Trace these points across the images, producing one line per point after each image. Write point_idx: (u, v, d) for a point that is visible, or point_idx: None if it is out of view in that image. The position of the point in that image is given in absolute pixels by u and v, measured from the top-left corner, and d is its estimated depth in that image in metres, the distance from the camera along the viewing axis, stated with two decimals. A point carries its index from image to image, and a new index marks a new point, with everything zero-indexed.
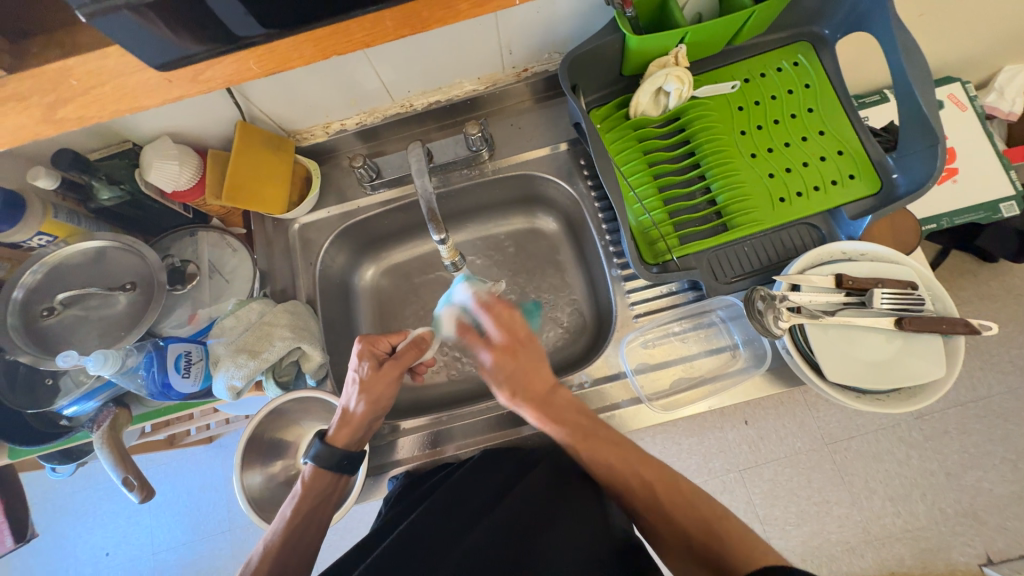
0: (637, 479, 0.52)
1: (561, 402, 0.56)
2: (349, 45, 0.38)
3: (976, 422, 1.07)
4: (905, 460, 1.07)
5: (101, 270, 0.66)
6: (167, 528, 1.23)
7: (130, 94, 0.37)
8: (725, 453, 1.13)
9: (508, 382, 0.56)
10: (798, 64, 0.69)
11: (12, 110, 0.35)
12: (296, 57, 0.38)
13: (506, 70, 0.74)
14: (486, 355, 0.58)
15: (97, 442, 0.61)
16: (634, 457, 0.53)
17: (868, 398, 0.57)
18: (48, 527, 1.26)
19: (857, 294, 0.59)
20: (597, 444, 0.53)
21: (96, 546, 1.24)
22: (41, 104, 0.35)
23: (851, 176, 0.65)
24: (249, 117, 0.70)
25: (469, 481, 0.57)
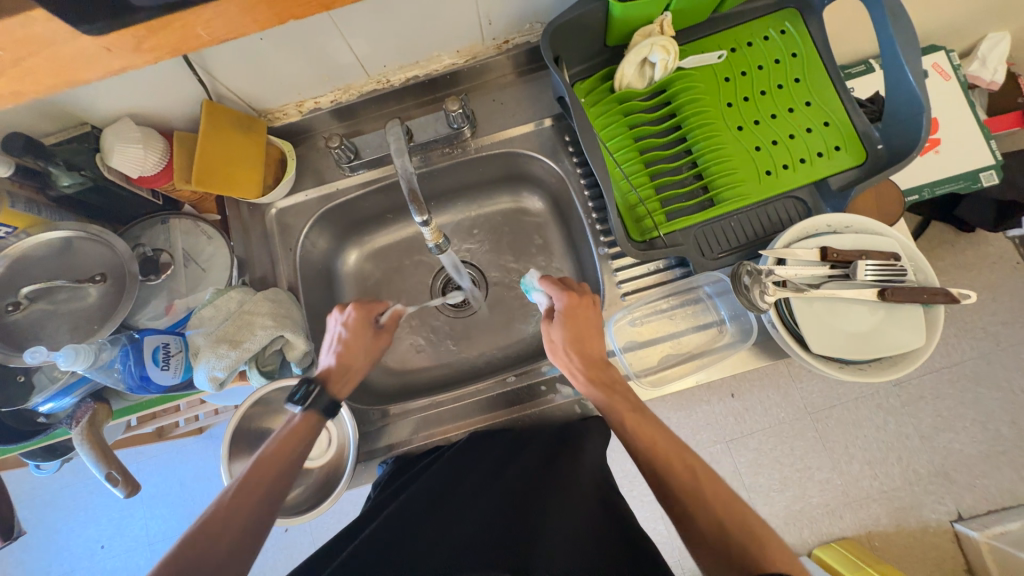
0: (683, 466, 0.52)
1: (608, 373, 0.60)
2: (308, 9, 0.35)
3: (951, 387, 1.10)
4: (883, 425, 1.11)
5: (68, 262, 0.63)
6: (161, 519, 1.23)
7: (64, 67, 0.34)
8: (712, 425, 1.16)
9: (577, 338, 0.60)
10: (785, 32, 0.68)
11: None
12: (250, 22, 0.35)
13: (486, 42, 0.71)
14: (564, 297, 0.62)
15: (76, 439, 0.60)
16: (680, 446, 0.54)
17: (851, 367, 0.58)
18: (38, 523, 1.24)
19: (842, 266, 0.59)
20: (639, 418, 0.56)
21: (89, 540, 1.23)
22: None
23: (836, 148, 0.65)
24: (215, 97, 0.66)
25: (457, 463, 0.59)
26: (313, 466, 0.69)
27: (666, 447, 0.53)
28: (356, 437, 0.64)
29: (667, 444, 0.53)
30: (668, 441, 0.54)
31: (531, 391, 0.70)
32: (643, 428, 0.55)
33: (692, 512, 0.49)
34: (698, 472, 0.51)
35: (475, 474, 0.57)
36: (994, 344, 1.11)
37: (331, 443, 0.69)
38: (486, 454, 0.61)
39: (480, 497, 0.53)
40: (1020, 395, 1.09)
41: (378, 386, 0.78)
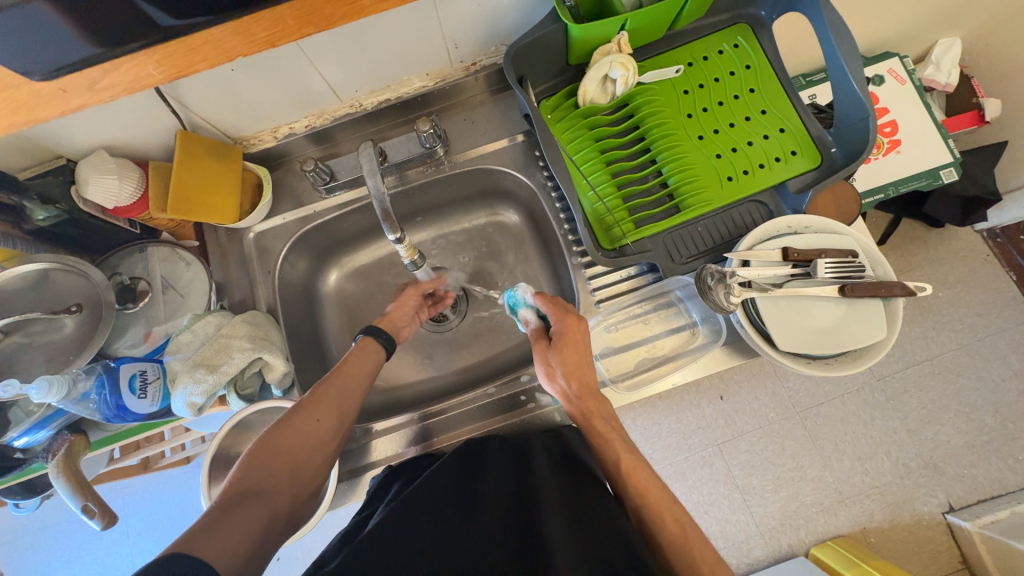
0: (672, 520, 0.54)
1: (603, 407, 0.61)
2: (252, 45, 0.41)
3: (932, 379, 1.13)
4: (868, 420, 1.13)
5: (44, 294, 0.63)
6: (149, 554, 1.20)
7: (28, 104, 0.41)
8: (703, 429, 1.16)
9: (574, 364, 0.61)
10: (738, 46, 0.71)
11: None
12: (199, 59, 0.41)
13: (455, 65, 0.74)
14: (563, 318, 0.63)
15: (51, 472, 0.59)
16: (667, 497, 0.55)
17: (818, 363, 0.60)
18: (20, 566, 1.20)
19: (803, 265, 0.61)
20: (634, 465, 0.57)
21: None
22: None
23: (793, 153, 0.68)
24: (190, 126, 0.68)
25: (470, 467, 0.58)
26: None
27: (656, 496, 0.56)
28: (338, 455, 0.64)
29: (659, 496, 0.55)
30: (659, 492, 0.56)
31: (513, 401, 0.71)
32: (639, 477, 0.57)
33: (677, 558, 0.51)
34: (681, 523, 0.54)
35: (488, 476, 0.56)
36: (970, 334, 1.14)
37: None
38: (493, 457, 0.60)
39: (493, 500, 0.52)
40: (1000, 384, 1.11)
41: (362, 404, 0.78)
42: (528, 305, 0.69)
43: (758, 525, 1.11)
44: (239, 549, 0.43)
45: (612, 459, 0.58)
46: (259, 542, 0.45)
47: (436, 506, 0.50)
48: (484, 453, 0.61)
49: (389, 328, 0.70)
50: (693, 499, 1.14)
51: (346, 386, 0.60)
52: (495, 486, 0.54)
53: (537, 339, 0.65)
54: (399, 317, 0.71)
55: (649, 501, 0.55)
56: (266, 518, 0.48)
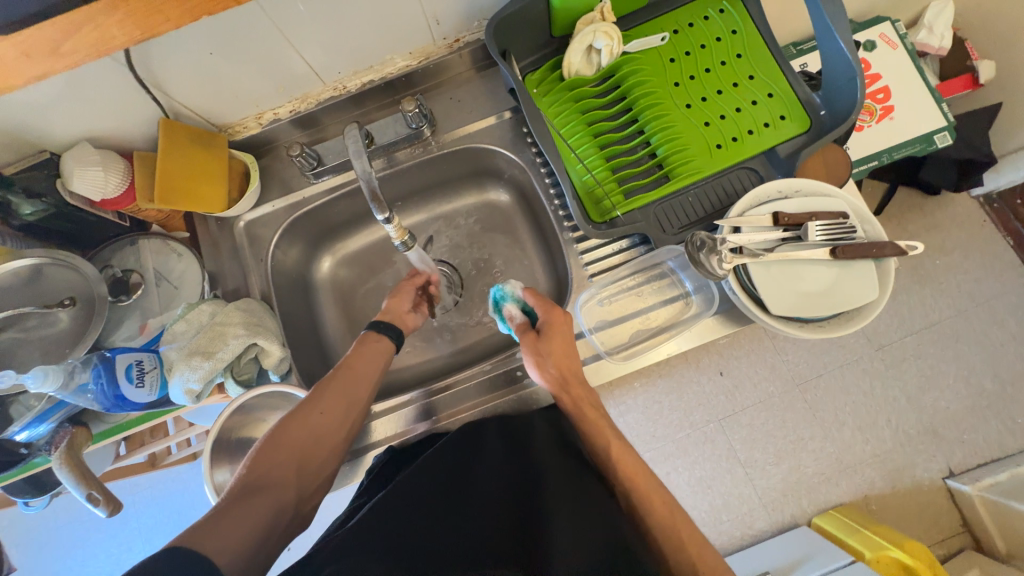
0: (660, 504, 0.54)
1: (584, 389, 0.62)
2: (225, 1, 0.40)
3: (931, 346, 1.13)
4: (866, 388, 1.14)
5: (36, 289, 0.64)
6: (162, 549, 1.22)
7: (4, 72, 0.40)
8: (704, 405, 1.17)
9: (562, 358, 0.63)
10: (724, 11, 0.70)
11: None
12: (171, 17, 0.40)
13: (438, 42, 0.73)
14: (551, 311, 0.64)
15: (57, 464, 0.60)
16: (656, 485, 0.56)
17: (811, 326, 0.60)
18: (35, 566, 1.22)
19: (794, 230, 0.61)
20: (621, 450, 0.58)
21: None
22: None
23: (781, 117, 0.67)
24: (173, 114, 0.67)
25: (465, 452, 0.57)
26: None
27: (646, 483, 0.56)
28: None
29: (649, 483, 0.56)
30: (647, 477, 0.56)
31: (510, 377, 0.72)
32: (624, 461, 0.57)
33: (665, 548, 0.52)
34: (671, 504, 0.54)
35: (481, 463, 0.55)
36: (968, 300, 1.14)
37: None
38: (491, 440, 0.60)
39: (488, 489, 0.51)
40: (998, 348, 1.11)
41: None
42: (514, 299, 0.69)
43: (760, 498, 1.12)
44: (242, 543, 0.44)
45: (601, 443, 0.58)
46: (266, 532, 0.47)
47: (429, 505, 0.48)
48: (481, 436, 0.61)
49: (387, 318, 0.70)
50: (695, 474, 1.15)
51: (352, 379, 0.62)
52: (489, 474, 0.53)
53: (523, 333, 0.66)
54: (396, 307, 0.71)
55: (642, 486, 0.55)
56: (273, 512, 0.49)
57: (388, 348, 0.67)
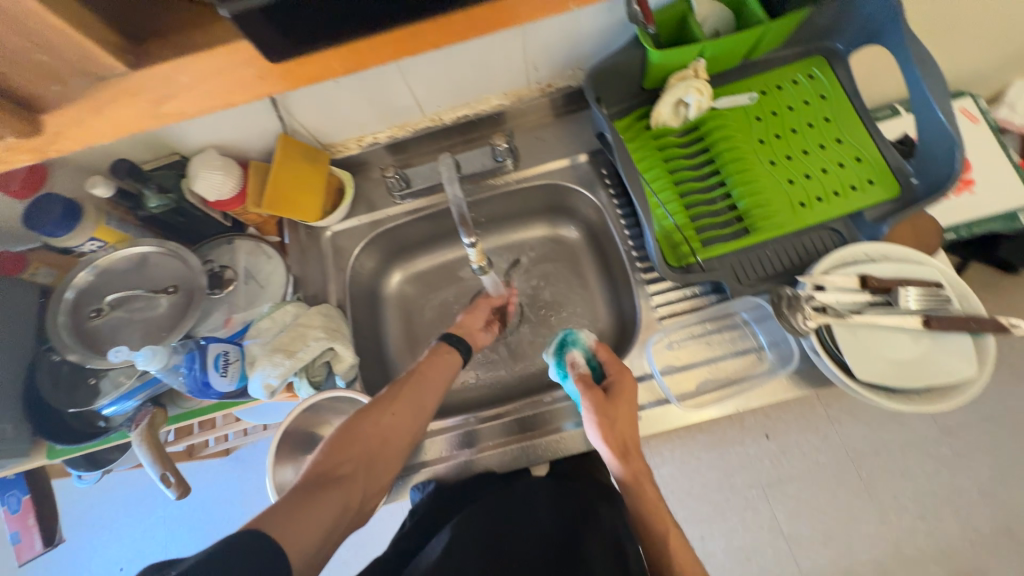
0: None
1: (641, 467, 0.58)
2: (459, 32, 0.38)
3: (1011, 437, 1.03)
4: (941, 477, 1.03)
5: (146, 275, 0.70)
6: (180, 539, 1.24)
7: (227, 91, 0.36)
8: (747, 468, 1.11)
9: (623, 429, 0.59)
10: (813, 77, 0.72)
11: (125, 104, 0.36)
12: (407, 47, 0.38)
13: (532, 86, 0.78)
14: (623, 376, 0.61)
15: (137, 440, 0.63)
16: None
17: (900, 397, 0.57)
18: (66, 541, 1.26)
19: (883, 294, 0.59)
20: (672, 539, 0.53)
21: (110, 561, 1.24)
22: (151, 99, 0.36)
23: (869, 182, 0.67)
24: (290, 131, 0.74)
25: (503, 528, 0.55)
26: None
27: None
28: None
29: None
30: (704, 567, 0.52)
31: (538, 420, 0.69)
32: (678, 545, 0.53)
33: None
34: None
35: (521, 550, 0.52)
36: None
37: None
38: (539, 511, 0.58)
39: None
40: None
41: None
42: (582, 347, 0.66)
43: None
44: (307, 543, 0.46)
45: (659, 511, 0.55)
46: (329, 530, 0.49)
47: None
48: (532, 501, 0.59)
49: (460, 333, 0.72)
50: (733, 543, 1.07)
51: (423, 386, 0.62)
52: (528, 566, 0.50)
53: (587, 388, 0.61)
54: (470, 325, 0.74)
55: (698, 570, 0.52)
56: (339, 510, 0.51)
57: (455, 361, 0.67)
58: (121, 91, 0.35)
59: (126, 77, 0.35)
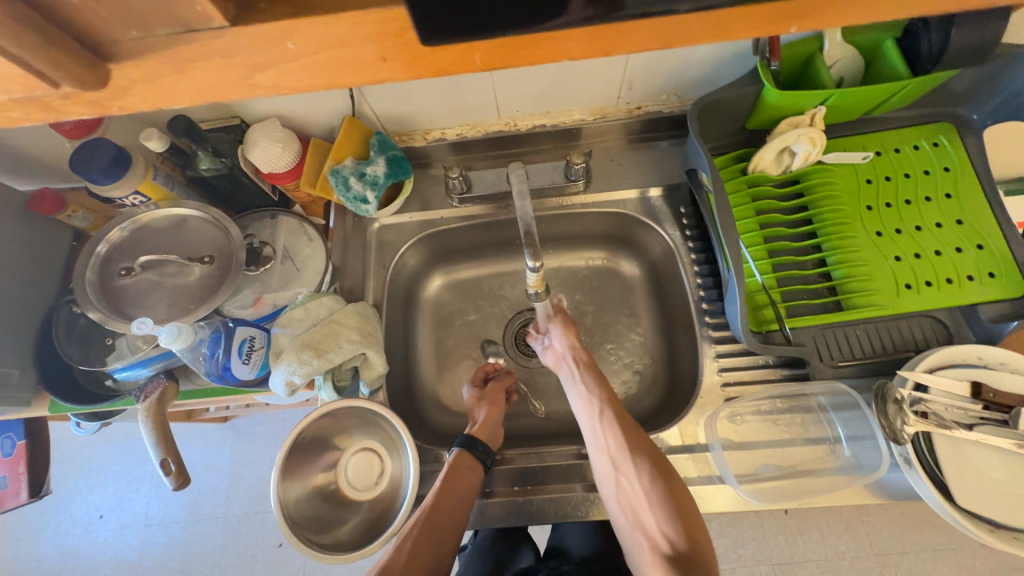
0: None
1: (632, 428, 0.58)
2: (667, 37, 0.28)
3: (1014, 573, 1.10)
4: (904, 555, 1.14)
5: (182, 239, 0.65)
6: (213, 484, 1.39)
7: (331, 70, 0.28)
8: (757, 540, 1.20)
9: (625, 439, 0.56)
10: (938, 144, 0.65)
11: (205, 67, 0.27)
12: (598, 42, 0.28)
13: (619, 105, 0.72)
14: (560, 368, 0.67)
15: (142, 415, 0.59)
16: None
17: (1005, 534, 0.48)
18: (117, 466, 1.43)
19: (999, 410, 0.51)
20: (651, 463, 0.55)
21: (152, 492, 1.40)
22: (239, 64, 0.27)
23: (990, 274, 0.59)
24: (356, 113, 0.69)
25: None
26: (361, 499, 0.60)
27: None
28: (416, 457, 0.57)
29: None
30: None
31: (568, 473, 0.62)
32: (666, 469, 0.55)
33: None
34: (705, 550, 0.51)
35: None
36: None
37: (384, 476, 0.61)
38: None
39: None
40: None
41: (435, 422, 0.74)
42: (352, 193, 0.67)
43: None
44: None
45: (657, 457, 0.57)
46: None
47: None
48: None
49: (486, 438, 0.64)
50: None
51: (444, 519, 0.55)
52: None
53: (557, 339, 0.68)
54: (495, 417, 0.67)
55: (681, 516, 0.52)
56: None
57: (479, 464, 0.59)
58: (201, 50, 0.26)
59: (212, 34, 0.26)
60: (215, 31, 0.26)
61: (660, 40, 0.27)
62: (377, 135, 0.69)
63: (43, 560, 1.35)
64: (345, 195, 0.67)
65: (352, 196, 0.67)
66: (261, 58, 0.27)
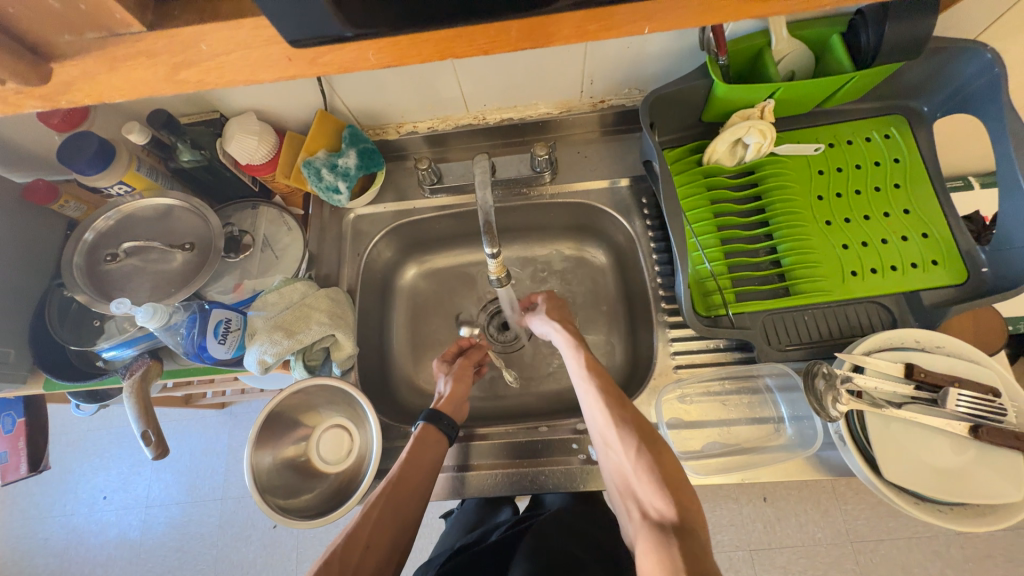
0: None
1: (624, 407, 0.56)
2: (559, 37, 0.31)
3: (989, 563, 1.10)
4: (879, 542, 1.16)
5: (166, 227, 0.69)
6: (209, 467, 1.44)
7: (251, 69, 0.31)
8: (736, 526, 1.22)
9: (612, 415, 0.56)
10: (889, 136, 0.66)
11: (140, 66, 0.30)
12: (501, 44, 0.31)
13: (583, 99, 0.75)
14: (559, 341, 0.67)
15: (126, 391, 0.63)
16: None
17: (929, 506, 0.51)
18: (118, 449, 1.48)
19: (929, 390, 0.54)
20: (640, 438, 0.54)
21: (152, 475, 1.46)
22: (168, 63, 0.30)
23: (933, 262, 0.61)
24: (330, 107, 0.72)
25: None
26: (329, 471, 0.64)
27: None
28: (379, 432, 0.60)
29: None
30: (685, 553, 0.44)
31: (529, 448, 0.66)
32: (655, 444, 0.53)
33: None
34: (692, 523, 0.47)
35: None
36: None
37: (352, 450, 0.65)
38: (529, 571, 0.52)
39: None
40: None
41: (407, 404, 0.78)
42: (322, 186, 0.71)
43: None
44: None
45: (651, 431, 0.55)
46: None
47: None
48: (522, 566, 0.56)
49: (451, 411, 0.67)
50: None
51: (406, 495, 0.58)
52: None
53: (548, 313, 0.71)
54: (460, 394, 0.70)
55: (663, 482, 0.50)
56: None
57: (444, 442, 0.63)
58: (133, 51, 0.30)
59: (139, 38, 0.29)
60: (147, 35, 0.30)
61: (534, 38, 0.31)
62: (348, 128, 0.72)
63: (50, 538, 1.42)
64: (317, 188, 0.71)
65: (323, 188, 0.71)
66: (188, 58, 0.30)
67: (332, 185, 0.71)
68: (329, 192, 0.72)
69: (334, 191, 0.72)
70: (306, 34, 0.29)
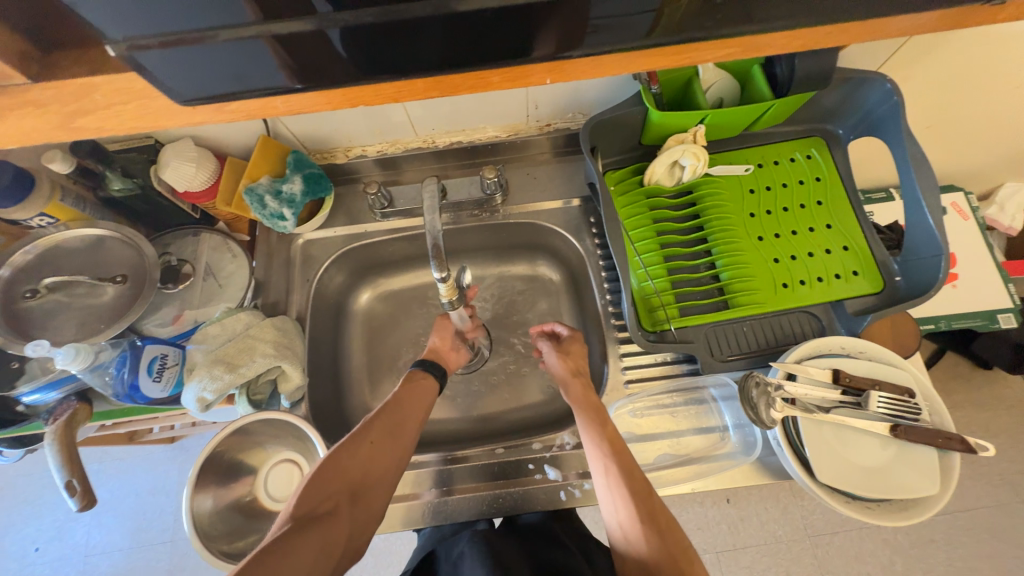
0: None
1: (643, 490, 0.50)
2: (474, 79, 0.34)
3: (934, 548, 1.17)
4: (834, 535, 1.21)
5: (94, 259, 0.65)
6: (157, 508, 1.35)
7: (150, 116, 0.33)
8: (703, 530, 1.25)
9: (632, 503, 0.49)
10: (811, 157, 0.72)
11: (30, 114, 0.31)
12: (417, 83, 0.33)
13: (530, 123, 0.77)
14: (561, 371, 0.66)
15: (48, 438, 0.58)
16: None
17: (859, 504, 0.54)
18: (50, 496, 1.36)
19: (853, 394, 0.58)
20: (662, 532, 0.47)
21: (91, 520, 1.34)
22: (60, 112, 0.32)
23: (854, 272, 0.66)
24: (273, 132, 0.71)
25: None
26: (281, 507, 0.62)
27: None
28: None
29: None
30: None
31: (487, 471, 0.66)
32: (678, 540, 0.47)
33: None
34: None
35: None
36: None
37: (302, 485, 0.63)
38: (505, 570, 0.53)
39: None
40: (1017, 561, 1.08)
41: None
42: (264, 212, 0.69)
43: None
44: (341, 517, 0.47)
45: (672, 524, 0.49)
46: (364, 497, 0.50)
47: None
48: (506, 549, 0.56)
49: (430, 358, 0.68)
50: None
51: (402, 416, 0.57)
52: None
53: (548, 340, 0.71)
54: (442, 348, 0.70)
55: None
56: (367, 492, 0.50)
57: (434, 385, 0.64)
58: (22, 101, 0.31)
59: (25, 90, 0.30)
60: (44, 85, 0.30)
61: (442, 86, 0.34)
62: (292, 154, 0.71)
63: None
64: (261, 215, 0.69)
65: (267, 215, 0.69)
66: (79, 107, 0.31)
67: (274, 211, 0.69)
68: (272, 216, 0.69)
69: (277, 217, 0.70)
70: (226, 84, 0.31)
